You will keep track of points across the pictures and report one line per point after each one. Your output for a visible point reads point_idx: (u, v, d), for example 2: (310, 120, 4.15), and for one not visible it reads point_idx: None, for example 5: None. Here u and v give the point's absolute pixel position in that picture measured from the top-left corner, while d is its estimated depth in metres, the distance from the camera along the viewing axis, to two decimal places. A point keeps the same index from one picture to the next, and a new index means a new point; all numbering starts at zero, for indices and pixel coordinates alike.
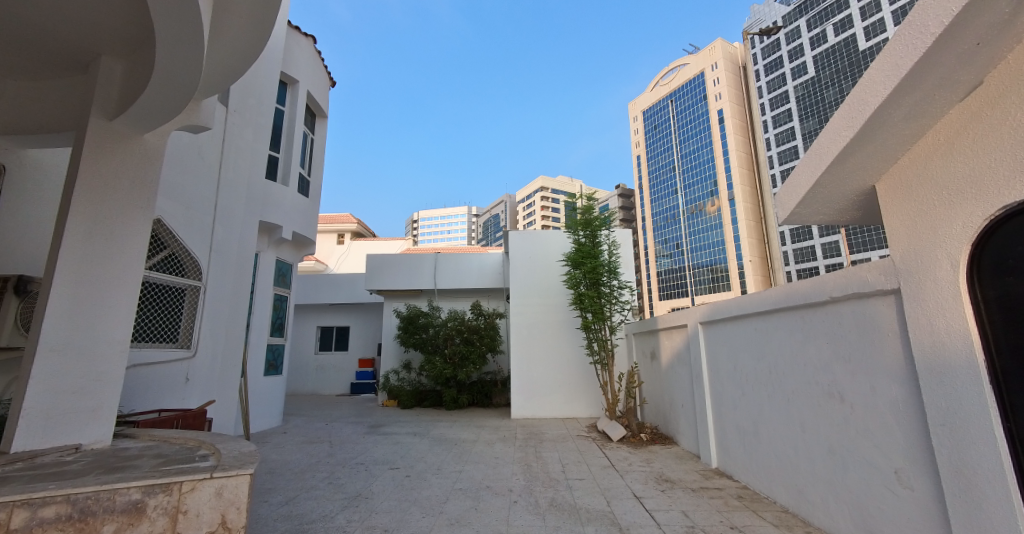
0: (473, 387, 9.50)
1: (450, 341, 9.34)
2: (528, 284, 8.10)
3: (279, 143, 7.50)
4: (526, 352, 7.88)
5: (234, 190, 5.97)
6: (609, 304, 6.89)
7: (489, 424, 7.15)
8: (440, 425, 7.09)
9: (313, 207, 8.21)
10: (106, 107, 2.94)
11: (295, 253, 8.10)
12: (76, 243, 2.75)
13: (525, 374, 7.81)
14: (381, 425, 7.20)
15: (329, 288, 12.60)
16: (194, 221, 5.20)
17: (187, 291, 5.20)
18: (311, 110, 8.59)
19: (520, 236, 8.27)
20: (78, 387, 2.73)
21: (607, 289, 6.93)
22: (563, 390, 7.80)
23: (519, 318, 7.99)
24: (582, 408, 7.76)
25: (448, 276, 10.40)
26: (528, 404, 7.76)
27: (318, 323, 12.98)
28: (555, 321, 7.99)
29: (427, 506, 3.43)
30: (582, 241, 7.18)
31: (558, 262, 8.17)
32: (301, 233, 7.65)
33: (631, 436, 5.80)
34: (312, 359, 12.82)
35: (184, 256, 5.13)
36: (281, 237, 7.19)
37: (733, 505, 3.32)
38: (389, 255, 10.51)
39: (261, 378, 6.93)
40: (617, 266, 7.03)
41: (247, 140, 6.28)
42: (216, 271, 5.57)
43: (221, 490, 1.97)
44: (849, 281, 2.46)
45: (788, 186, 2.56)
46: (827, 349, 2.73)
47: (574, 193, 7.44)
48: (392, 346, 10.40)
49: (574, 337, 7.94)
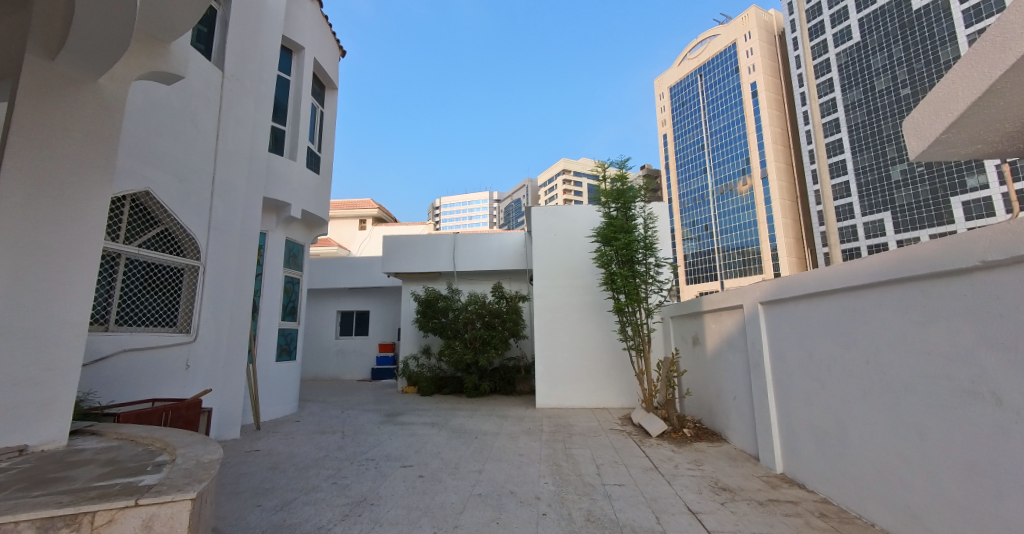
0: (495, 374, 9.00)
1: (470, 326, 8.86)
2: (552, 264, 7.47)
3: (285, 115, 7.02)
4: (551, 336, 7.29)
5: (235, 163, 5.52)
6: (645, 284, 6.20)
7: (513, 414, 6.63)
8: (460, 415, 6.64)
9: (323, 185, 7.76)
10: (46, 43, 2.44)
11: (306, 233, 7.70)
12: (10, 207, 2.27)
13: (551, 360, 7.24)
14: (399, 414, 6.80)
15: (347, 272, 12.32)
16: (189, 195, 4.77)
17: (185, 271, 4.82)
18: (320, 81, 8.07)
19: (543, 211, 7.62)
20: (21, 379, 2.28)
21: (642, 267, 6.25)
22: (591, 378, 7.18)
23: (543, 301, 7.39)
24: (614, 397, 7.12)
25: (468, 257, 9.86)
26: (553, 393, 7.20)
27: (338, 307, 12.70)
28: (582, 303, 7.33)
29: (440, 516, 2.91)
30: (613, 215, 6.53)
31: (585, 240, 7.50)
32: (310, 211, 7.23)
33: (672, 432, 5.15)
34: (333, 344, 12.60)
35: (180, 233, 4.74)
36: (290, 215, 6.78)
37: (816, 527, 2.65)
38: (405, 237, 10.05)
39: (273, 364, 6.60)
40: (653, 242, 6.34)
41: (249, 110, 5.80)
42: (218, 250, 5.18)
43: (150, 521, 1.47)
44: (1019, 238, 1.73)
45: (928, 104, 1.81)
46: (967, 334, 2.01)
47: (603, 161, 6.72)
48: (411, 331, 9.99)
49: (604, 320, 7.28)
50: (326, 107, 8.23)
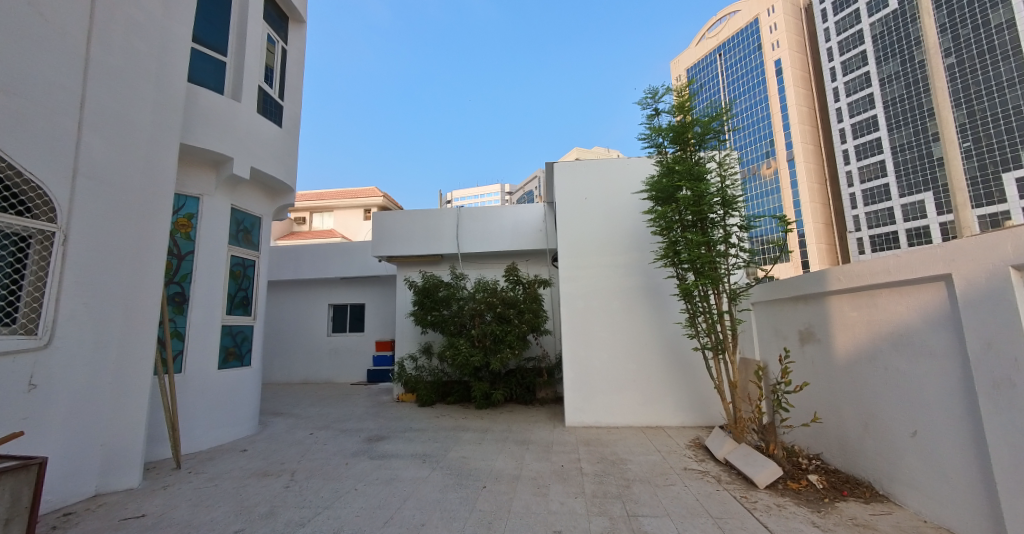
0: (511, 379, 7.17)
1: (478, 319, 7.10)
2: (584, 236, 5.66)
3: (226, 43, 5.29)
4: (585, 331, 5.47)
5: (130, 86, 3.79)
6: (724, 254, 4.34)
7: (535, 439, 4.86)
8: (466, 440, 4.88)
9: (285, 140, 6.02)
10: None
11: (265, 202, 5.98)
12: None
13: (584, 362, 5.43)
14: (382, 438, 5.09)
15: (339, 259, 10.74)
16: (31, 120, 3.04)
17: (31, 240, 3.10)
18: (280, 12, 6.35)
19: (571, 167, 5.82)
20: None
21: (720, 231, 4.40)
22: (641, 387, 5.33)
23: (574, 284, 5.56)
24: (672, 413, 5.26)
25: (475, 237, 8.07)
26: (588, 407, 5.39)
27: (329, 300, 11.09)
28: (625, 286, 5.49)
29: None
30: (673, 161, 4.69)
31: (629, 204, 5.65)
32: (264, 171, 5.49)
33: (789, 480, 3.34)
34: (325, 343, 10.97)
35: (17, 180, 3.01)
36: (234, 174, 5.06)
37: None
38: (399, 213, 8.31)
39: (215, 372, 4.95)
40: (735, 195, 4.46)
41: (154, 14, 4.05)
42: (98, 210, 3.46)
43: None
44: None
45: None
46: None
47: (656, 89, 4.97)
48: (408, 326, 8.27)
49: (656, 309, 5.42)
50: (289, 46, 6.51)
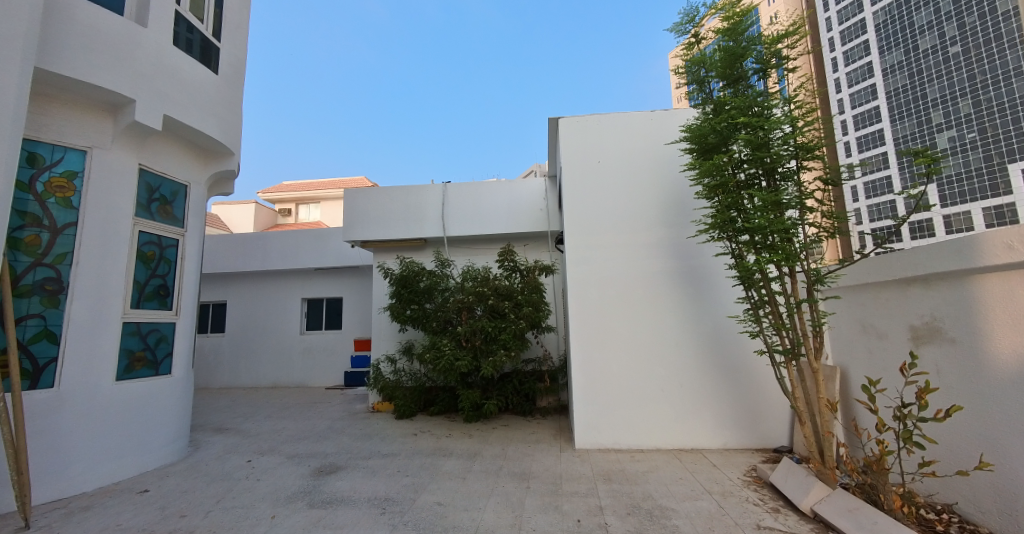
0: (506, 386, 5.95)
1: (466, 313, 5.88)
2: (598, 208, 4.46)
3: None
4: (601, 328, 4.27)
5: None
6: (800, 220, 3.13)
7: (538, 472, 3.67)
8: (446, 474, 3.68)
9: (221, 87, 4.73)
10: None
11: (195, 166, 4.70)
12: None
13: (598, 368, 4.24)
14: (335, 471, 3.87)
15: (313, 247, 9.50)
16: None
17: None
18: None
19: (581, 122, 4.60)
20: None
21: (794, 188, 3.18)
22: (675, 399, 4.14)
23: (586, 268, 4.37)
24: (714, 433, 4.09)
25: (464, 217, 6.84)
26: (605, 425, 4.20)
27: (303, 294, 9.83)
28: (652, 270, 4.30)
29: None
30: (724, 100, 3.46)
31: (656, 167, 4.44)
32: (183, 122, 4.20)
33: None
34: (297, 342, 9.71)
35: None
36: (134, 122, 3.76)
37: None
38: (376, 190, 7.05)
39: (110, 385, 3.70)
40: (815, 141, 3.22)
41: None
42: None
43: None
44: None
45: None
46: None
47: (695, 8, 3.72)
48: (386, 323, 7.04)
49: (693, 299, 4.22)
50: None
